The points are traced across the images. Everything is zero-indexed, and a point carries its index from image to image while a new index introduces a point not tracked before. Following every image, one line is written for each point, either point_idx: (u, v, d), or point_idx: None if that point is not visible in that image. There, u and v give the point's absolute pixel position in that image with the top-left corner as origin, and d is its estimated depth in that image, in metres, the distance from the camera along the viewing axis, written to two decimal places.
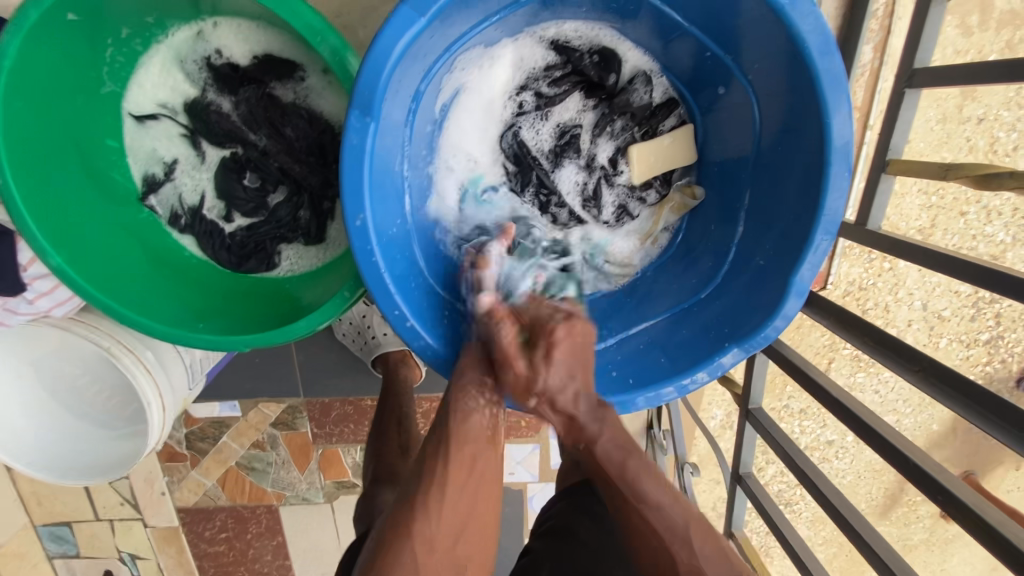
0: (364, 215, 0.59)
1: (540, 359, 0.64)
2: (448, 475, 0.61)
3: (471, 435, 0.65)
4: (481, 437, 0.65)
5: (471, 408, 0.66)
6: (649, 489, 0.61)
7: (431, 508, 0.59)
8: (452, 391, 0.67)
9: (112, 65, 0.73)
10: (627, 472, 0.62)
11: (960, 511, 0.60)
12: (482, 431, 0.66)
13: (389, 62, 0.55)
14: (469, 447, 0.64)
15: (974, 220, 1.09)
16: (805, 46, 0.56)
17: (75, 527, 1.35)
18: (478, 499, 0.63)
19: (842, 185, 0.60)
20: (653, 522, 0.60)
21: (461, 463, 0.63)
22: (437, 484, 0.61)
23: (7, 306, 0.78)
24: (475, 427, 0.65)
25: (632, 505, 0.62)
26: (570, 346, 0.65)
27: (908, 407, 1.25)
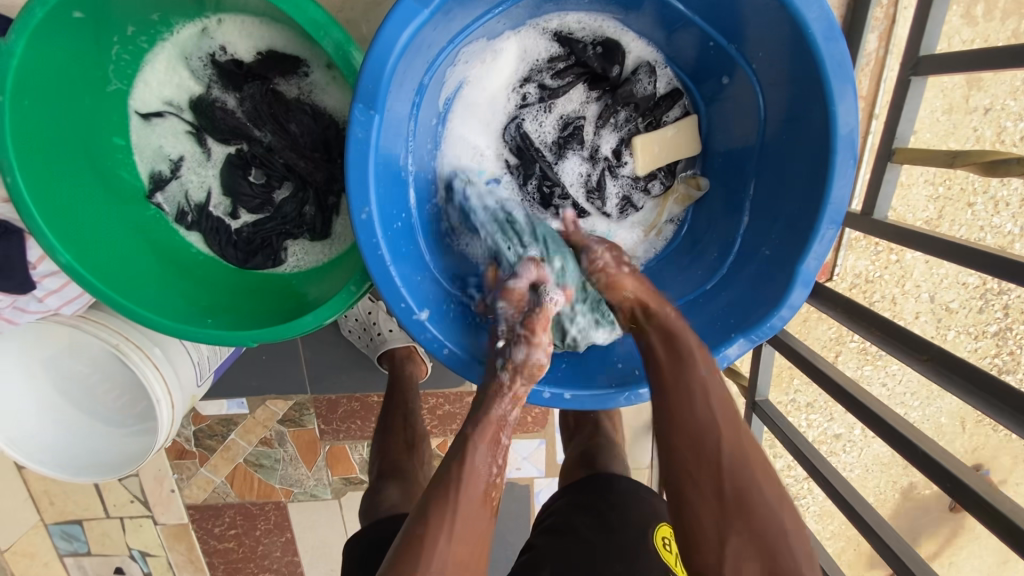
0: (369, 207, 0.60)
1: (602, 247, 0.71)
2: (449, 551, 0.57)
3: (474, 504, 0.60)
4: (483, 507, 0.61)
5: (478, 472, 0.62)
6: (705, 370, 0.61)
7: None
8: (461, 447, 0.63)
9: (118, 63, 0.74)
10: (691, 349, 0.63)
11: (975, 503, 0.59)
12: (484, 500, 0.61)
13: (393, 53, 0.55)
14: (471, 518, 0.59)
15: (982, 210, 1.08)
16: (810, 33, 0.56)
17: (85, 525, 1.37)
18: (468, 573, 0.58)
19: (847, 173, 0.60)
20: (707, 392, 0.60)
21: (466, 521, 0.59)
22: (435, 561, 0.56)
23: (17, 304, 0.79)
24: (478, 495, 0.61)
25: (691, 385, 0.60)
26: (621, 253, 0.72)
27: (916, 400, 1.25)
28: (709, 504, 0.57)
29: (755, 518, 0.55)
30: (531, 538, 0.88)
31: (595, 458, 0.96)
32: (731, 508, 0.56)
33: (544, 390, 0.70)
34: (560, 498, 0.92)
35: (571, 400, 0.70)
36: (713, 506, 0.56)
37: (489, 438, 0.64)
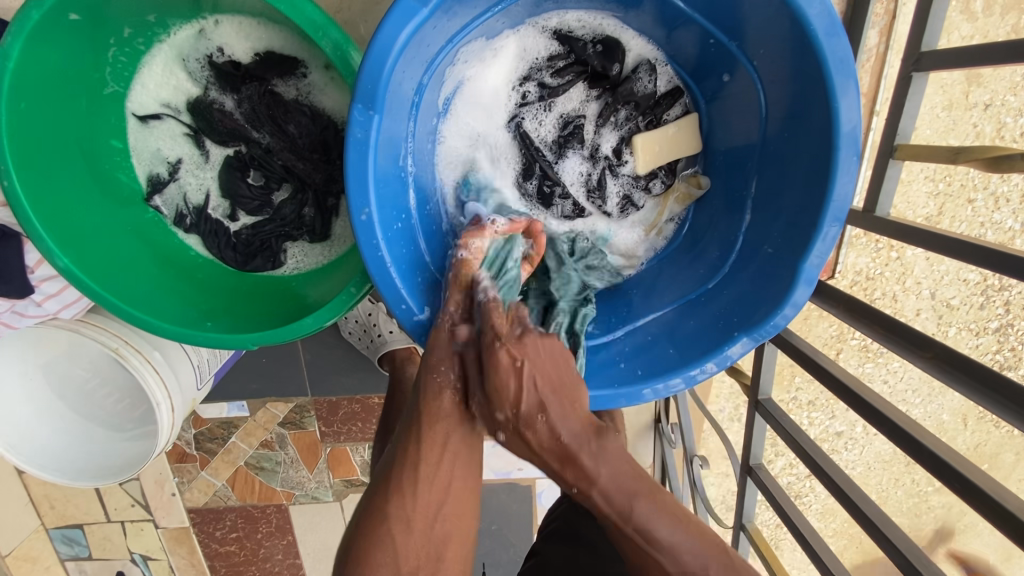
0: (369, 209, 0.59)
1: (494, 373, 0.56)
2: (422, 456, 0.58)
3: (442, 413, 0.59)
4: (454, 416, 0.60)
5: (440, 386, 0.60)
6: (661, 531, 0.52)
7: (407, 494, 0.56)
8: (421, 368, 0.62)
9: (115, 65, 0.73)
10: (636, 518, 0.52)
11: (986, 504, 0.58)
12: (455, 406, 0.60)
13: (392, 53, 0.55)
14: (439, 424, 0.59)
15: (982, 207, 1.08)
16: (812, 29, 0.56)
17: (86, 529, 1.36)
18: (454, 478, 0.58)
19: (851, 169, 0.59)
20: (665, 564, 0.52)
21: (432, 445, 0.58)
22: (410, 467, 0.57)
23: (16, 308, 0.78)
24: (446, 404, 0.60)
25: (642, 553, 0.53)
26: (534, 362, 0.57)
27: (918, 398, 1.25)
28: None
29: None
30: (535, 544, 0.88)
31: None
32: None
33: None
34: (564, 501, 0.92)
35: None
36: None
37: (443, 353, 0.61)
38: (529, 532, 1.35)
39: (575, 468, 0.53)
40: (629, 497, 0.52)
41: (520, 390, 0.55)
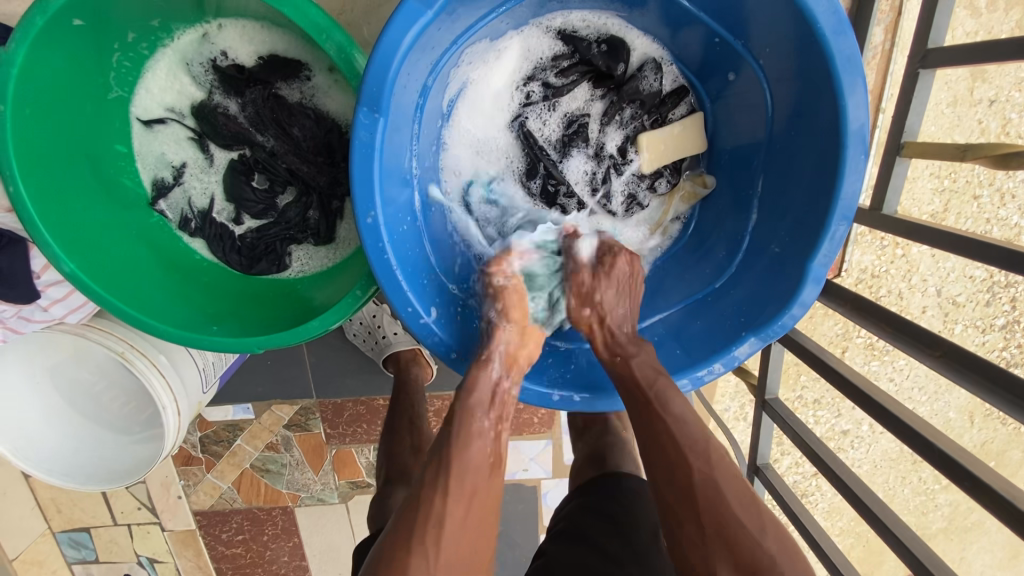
0: (374, 212, 0.59)
1: (600, 275, 0.71)
2: (448, 511, 0.56)
3: (472, 463, 0.60)
4: (483, 468, 0.60)
5: (476, 431, 0.62)
6: (675, 401, 0.63)
7: (429, 546, 0.54)
8: (456, 414, 0.63)
9: (119, 70, 0.73)
10: (657, 387, 0.63)
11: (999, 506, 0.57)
12: (484, 458, 0.60)
13: (396, 56, 0.55)
14: (469, 477, 0.59)
15: (988, 203, 1.07)
16: (817, 26, 0.55)
17: (93, 532, 1.36)
18: (477, 535, 0.57)
19: (859, 168, 0.59)
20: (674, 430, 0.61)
21: (460, 497, 0.57)
22: (435, 521, 0.55)
23: (22, 313, 0.79)
24: (478, 454, 0.60)
25: (655, 421, 0.62)
26: (617, 281, 0.71)
27: (924, 395, 1.24)
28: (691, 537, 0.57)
29: (735, 547, 0.55)
30: (543, 544, 0.87)
31: (606, 459, 0.96)
32: (712, 542, 0.56)
33: (552, 393, 0.70)
34: (573, 500, 0.92)
35: (582, 402, 0.70)
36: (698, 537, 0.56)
37: (482, 395, 0.64)
38: (534, 532, 1.35)
39: (620, 350, 0.67)
40: (653, 371, 0.65)
41: (613, 289, 0.71)
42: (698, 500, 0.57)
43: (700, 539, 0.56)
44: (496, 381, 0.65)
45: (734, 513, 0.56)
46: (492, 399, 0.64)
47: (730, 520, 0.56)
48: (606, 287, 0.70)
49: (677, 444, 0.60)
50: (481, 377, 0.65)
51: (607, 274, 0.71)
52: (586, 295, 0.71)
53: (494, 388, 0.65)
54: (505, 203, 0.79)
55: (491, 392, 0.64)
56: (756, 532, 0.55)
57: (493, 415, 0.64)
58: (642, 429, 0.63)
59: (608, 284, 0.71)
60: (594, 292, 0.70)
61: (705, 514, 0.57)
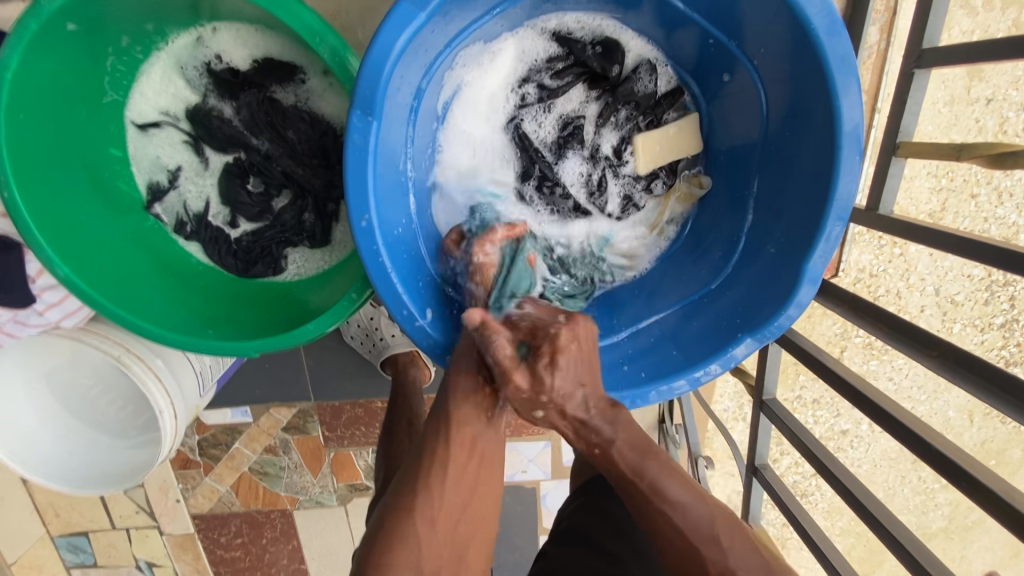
0: (369, 215, 0.59)
1: (544, 369, 0.58)
2: (450, 458, 0.61)
3: (468, 418, 0.63)
4: (481, 419, 0.64)
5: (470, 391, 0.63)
6: (673, 491, 0.59)
7: (433, 489, 0.59)
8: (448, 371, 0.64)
9: (113, 74, 0.73)
10: (648, 477, 0.60)
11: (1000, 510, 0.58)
12: (480, 413, 0.63)
13: (389, 59, 0.54)
14: (467, 429, 0.62)
15: (986, 201, 1.07)
16: (811, 27, 0.55)
17: (91, 536, 1.36)
18: (478, 482, 0.62)
19: (854, 168, 0.59)
20: (678, 524, 0.59)
21: (461, 444, 0.62)
22: (439, 464, 0.60)
23: (18, 317, 0.79)
24: (471, 412, 0.63)
25: (655, 510, 0.60)
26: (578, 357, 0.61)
27: (923, 394, 1.24)
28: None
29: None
30: (545, 546, 0.87)
31: None
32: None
33: None
34: (574, 500, 0.92)
35: None
36: None
37: (469, 358, 0.63)
38: (534, 534, 1.35)
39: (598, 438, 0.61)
40: (643, 458, 0.60)
41: (565, 377, 0.59)
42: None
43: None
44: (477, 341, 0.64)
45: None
46: (483, 354, 0.64)
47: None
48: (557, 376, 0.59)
49: (679, 532, 0.59)
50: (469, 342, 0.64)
51: (553, 360, 0.58)
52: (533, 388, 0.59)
53: (478, 355, 0.63)
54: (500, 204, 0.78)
55: (477, 353, 0.63)
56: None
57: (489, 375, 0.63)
58: (643, 516, 0.61)
59: (558, 375, 0.59)
60: (544, 384, 0.59)
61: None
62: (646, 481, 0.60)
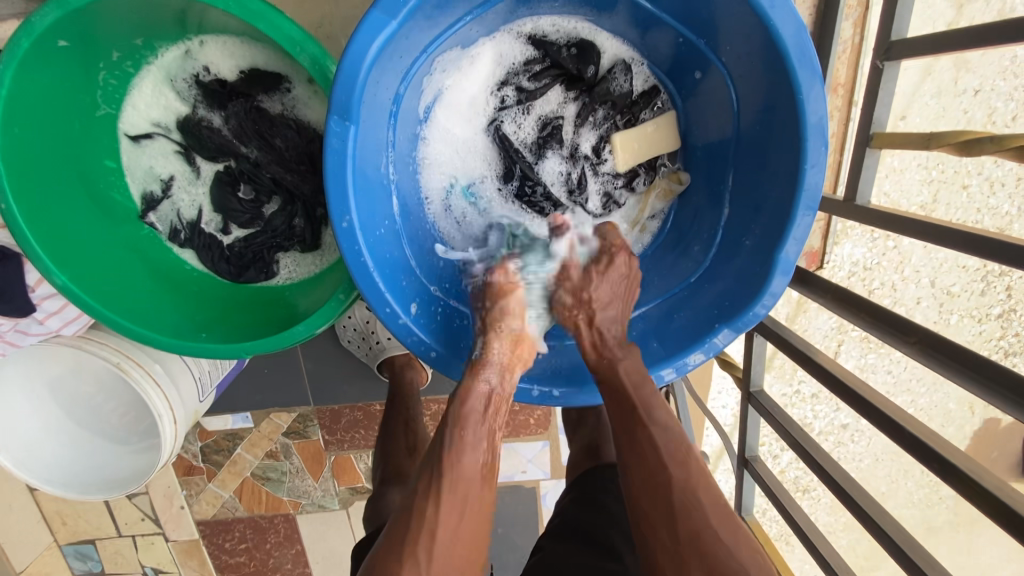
0: (350, 216, 0.61)
1: (595, 273, 0.71)
2: (440, 523, 0.57)
3: (466, 473, 0.60)
4: (476, 477, 0.60)
5: (467, 445, 0.61)
6: (657, 408, 0.63)
7: (420, 557, 0.55)
8: (449, 418, 0.62)
9: (106, 88, 0.75)
10: (644, 393, 0.64)
11: (983, 498, 0.60)
12: (477, 468, 0.60)
13: (363, 65, 0.56)
14: (461, 485, 0.59)
15: (977, 192, 1.03)
16: (772, 24, 0.58)
17: (99, 544, 1.38)
18: (467, 544, 0.58)
19: (821, 159, 0.61)
20: (653, 433, 0.62)
21: (453, 505, 0.58)
22: (427, 533, 0.56)
23: (19, 327, 0.81)
24: (471, 465, 0.60)
25: (641, 424, 0.62)
26: (612, 278, 0.71)
27: (923, 386, 1.16)
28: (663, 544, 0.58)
29: (712, 560, 0.55)
30: (540, 540, 0.88)
31: (600, 449, 0.98)
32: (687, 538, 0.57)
33: (531, 388, 0.71)
34: (568, 493, 0.94)
35: (560, 397, 0.71)
36: (670, 543, 0.57)
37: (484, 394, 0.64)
38: (534, 532, 1.36)
39: (608, 351, 0.67)
40: (643, 376, 0.65)
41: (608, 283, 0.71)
42: (677, 503, 0.58)
43: (673, 545, 0.57)
44: (491, 389, 0.65)
45: (714, 528, 0.57)
46: (486, 405, 0.64)
47: (705, 527, 0.57)
48: (603, 281, 0.70)
49: (658, 446, 0.61)
50: (473, 391, 0.64)
51: (608, 266, 0.71)
52: (576, 291, 0.70)
53: (487, 400, 0.64)
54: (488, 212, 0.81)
55: (487, 401, 0.64)
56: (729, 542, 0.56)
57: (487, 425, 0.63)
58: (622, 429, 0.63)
59: (602, 282, 0.71)
60: (587, 285, 0.70)
61: (680, 522, 0.58)
62: (638, 394, 0.64)
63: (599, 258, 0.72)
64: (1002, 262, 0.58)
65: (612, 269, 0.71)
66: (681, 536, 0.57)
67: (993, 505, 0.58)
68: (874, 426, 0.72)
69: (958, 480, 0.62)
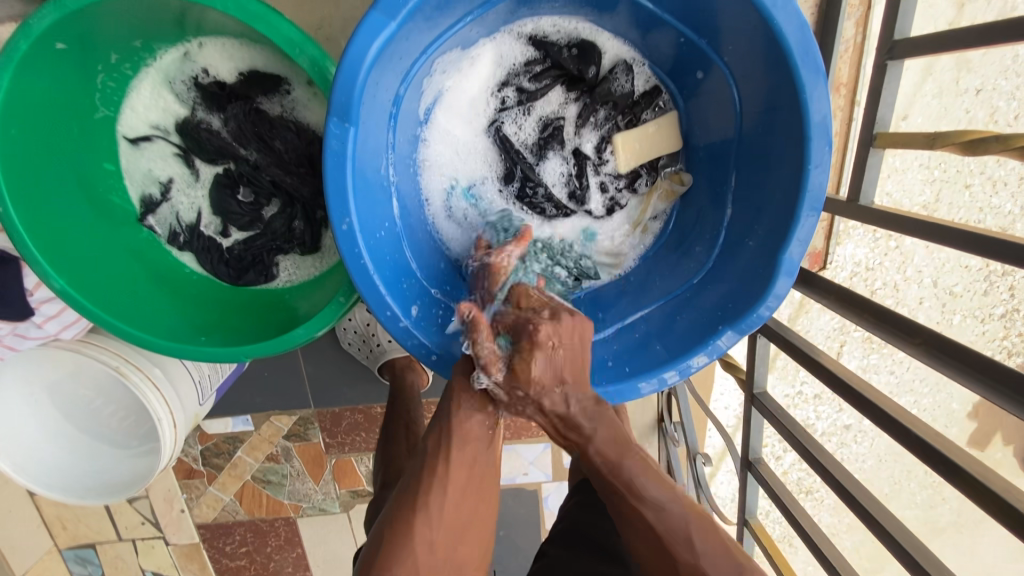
0: (350, 219, 0.61)
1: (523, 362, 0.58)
2: (449, 480, 0.60)
3: (473, 435, 0.62)
4: (482, 438, 0.63)
5: (472, 406, 0.63)
6: (649, 489, 0.62)
7: (433, 507, 0.58)
8: (453, 384, 0.63)
9: (104, 91, 0.75)
10: (629, 478, 0.62)
11: (991, 502, 0.59)
12: (484, 432, 0.63)
13: (363, 66, 0.56)
14: (468, 445, 0.62)
15: (979, 191, 1.01)
16: (774, 21, 0.57)
17: (99, 548, 1.38)
18: (477, 498, 0.61)
19: (824, 159, 0.60)
20: (649, 517, 0.61)
21: (462, 464, 0.61)
22: (438, 486, 0.59)
23: (17, 331, 0.81)
24: (477, 427, 0.63)
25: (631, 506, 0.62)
26: (553, 351, 0.58)
27: (927, 386, 1.13)
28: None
29: None
30: (544, 545, 0.88)
31: None
32: None
33: None
34: (571, 498, 0.94)
35: None
36: None
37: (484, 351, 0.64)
38: (537, 534, 1.36)
39: (575, 431, 0.62)
40: (620, 451, 0.63)
41: (545, 368, 0.58)
42: (681, 570, 0.61)
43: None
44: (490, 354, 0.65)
45: None
46: (487, 370, 0.64)
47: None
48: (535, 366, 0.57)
49: (652, 521, 0.62)
50: (475, 356, 0.64)
51: (535, 347, 0.57)
52: (511, 381, 0.58)
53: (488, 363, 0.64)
54: (492, 220, 0.79)
55: (488, 364, 0.64)
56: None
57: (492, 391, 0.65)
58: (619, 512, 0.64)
59: (540, 363, 0.58)
60: (522, 375, 0.58)
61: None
62: (627, 481, 0.62)
63: (523, 344, 0.58)
64: (1007, 262, 0.57)
65: (544, 343, 0.57)
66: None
67: (1001, 508, 0.58)
68: (879, 429, 0.71)
69: (965, 484, 0.61)
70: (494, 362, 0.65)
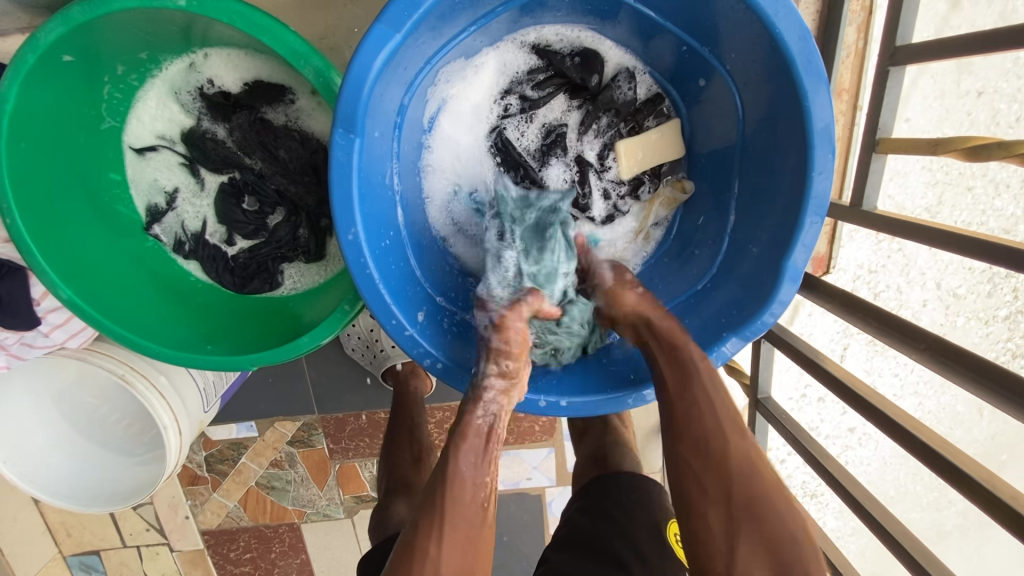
0: (355, 228, 0.61)
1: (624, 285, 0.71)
2: (444, 558, 0.57)
3: (466, 509, 0.59)
4: (475, 511, 0.60)
5: (466, 479, 0.60)
6: (709, 372, 0.63)
7: None
8: (448, 458, 0.61)
9: (110, 102, 0.76)
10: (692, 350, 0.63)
11: (1001, 512, 0.58)
12: (477, 507, 0.60)
13: (368, 78, 0.57)
14: (461, 522, 0.59)
15: (981, 194, 0.94)
16: (777, 29, 0.57)
17: (103, 555, 1.38)
18: (473, 570, 0.58)
19: (828, 166, 0.61)
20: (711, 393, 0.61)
21: (455, 540, 0.58)
22: (430, 569, 0.56)
23: (25, 339, 0.81)
24: (471, 499, 0.60)
25: (691, 386, 0.62)
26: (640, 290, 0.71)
27: (931, 389, 1.01)
28: (716, 512, 0.57)
29: (768, 530, 0.55)
30: (547, 550, 0.88)
31: (607, 457, 0.97)
32: (739, 514, 0.56)
33: (540, 399, 0.70)
34: (576, 503, 0.94)
35: (568, 407, 0.70)
36: (722, 514, 0.57)
37: (472, 446, 0.62)
38: (541, 540, 1.35)
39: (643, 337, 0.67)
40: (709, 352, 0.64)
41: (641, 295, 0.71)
42: (732, 473, 0.57)
43: (723, 506, 0.57)
44: (487, 426, 0.63)
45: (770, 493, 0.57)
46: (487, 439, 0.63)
47: (762, 487, 0.57)
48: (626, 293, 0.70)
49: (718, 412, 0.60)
50: (467, 430, 0.63)
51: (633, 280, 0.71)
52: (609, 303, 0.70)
53: (486, 437, 0.63)
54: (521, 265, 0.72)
55: (484, 437, 0.63)
56: (782, 513, 0.56)
57: (489, 460, 0.62)
58: (675, 375, 0.63)
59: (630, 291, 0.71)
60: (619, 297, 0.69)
61: (736, 486, 0.57)
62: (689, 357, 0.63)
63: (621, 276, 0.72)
64: (1008, 268, 0.58)
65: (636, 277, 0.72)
66: (734, 498, 0.57)
67: (1011, 518, 0.57)
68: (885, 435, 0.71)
69: (977, 495, 0.60)
70: (491, 437, 0.63)
